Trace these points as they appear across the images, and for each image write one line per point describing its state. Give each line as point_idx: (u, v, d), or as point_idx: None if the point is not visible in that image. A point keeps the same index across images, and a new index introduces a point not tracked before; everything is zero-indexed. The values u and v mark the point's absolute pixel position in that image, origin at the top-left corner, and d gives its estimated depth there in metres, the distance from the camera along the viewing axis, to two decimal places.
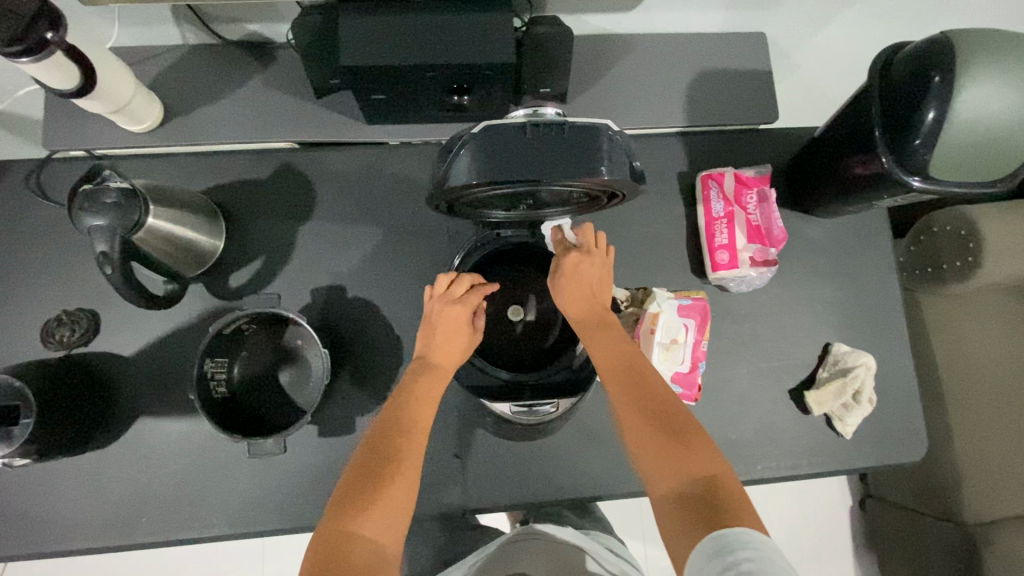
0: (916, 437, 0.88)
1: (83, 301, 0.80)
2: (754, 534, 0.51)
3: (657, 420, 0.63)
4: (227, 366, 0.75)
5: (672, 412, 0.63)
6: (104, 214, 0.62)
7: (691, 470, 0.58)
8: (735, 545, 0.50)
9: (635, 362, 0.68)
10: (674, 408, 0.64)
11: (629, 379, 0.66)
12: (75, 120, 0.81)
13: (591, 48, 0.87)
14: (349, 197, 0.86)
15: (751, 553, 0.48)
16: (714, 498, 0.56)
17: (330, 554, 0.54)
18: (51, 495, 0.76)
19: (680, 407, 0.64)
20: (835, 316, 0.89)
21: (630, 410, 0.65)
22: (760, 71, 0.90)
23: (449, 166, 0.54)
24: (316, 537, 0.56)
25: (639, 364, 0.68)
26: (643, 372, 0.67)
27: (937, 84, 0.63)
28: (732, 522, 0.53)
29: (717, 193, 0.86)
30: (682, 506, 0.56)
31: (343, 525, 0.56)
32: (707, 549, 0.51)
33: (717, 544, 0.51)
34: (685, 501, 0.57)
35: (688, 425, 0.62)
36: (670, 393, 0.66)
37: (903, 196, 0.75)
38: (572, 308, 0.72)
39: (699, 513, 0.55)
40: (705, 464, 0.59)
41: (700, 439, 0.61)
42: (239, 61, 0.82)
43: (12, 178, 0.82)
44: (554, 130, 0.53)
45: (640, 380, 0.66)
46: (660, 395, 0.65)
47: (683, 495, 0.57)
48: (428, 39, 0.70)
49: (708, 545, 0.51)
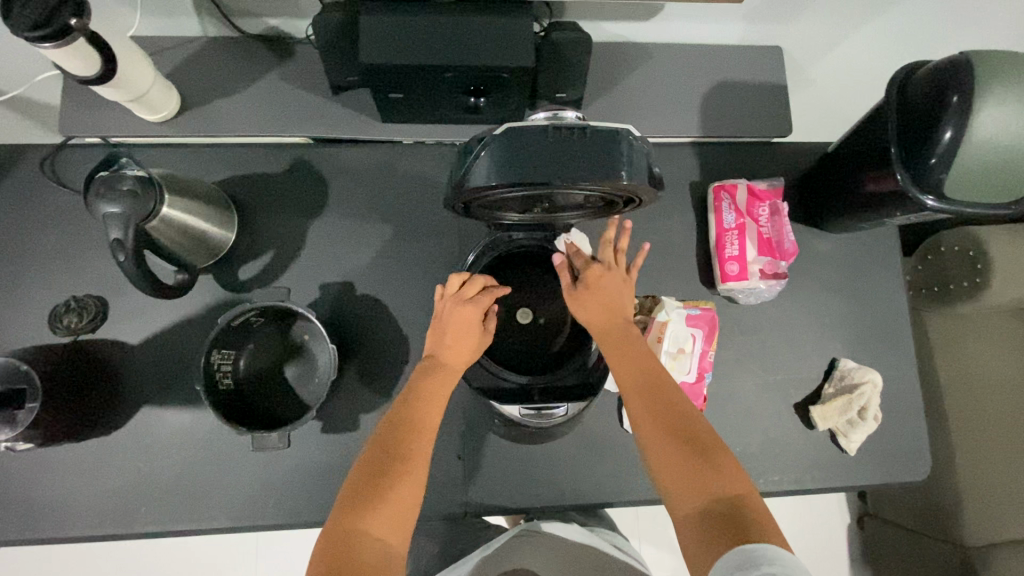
0: (920, 456, 0.87)
1: (93, 288, 0.80)
2: (783, 551, 0.50)
3: (680, 436, 0.62)
4: (233, 358, 0.75)
5: (695, 429, 0.63)
6: (119, 201, 0.62)
7: (714, 487, 0.58)
8: (762, 559, 0.48)
9: (655, 375, 0.67)
10: (696, 422, 0.63)
11: (650, 391, 0.66)
12: (92, 107, 0.81)
13: (608, 55, 0.87)
14: (361, 194, 0.86)
15: (778, 568, 0.47)
16: (738, 515, 0.55)
17: (342, 551, 0.54)
18: (52, 482, 0.76)
19: (703, 422, 0.64)
20: (842, 331, 0.89)
21: (653, 428, 0.63)
22: (774, 86, 0.90)
23: (469, 168, 0.55)
24: (326, 533, 0.56)
25: (661, 378, 0.67)
26: (662, 385, 0.66)
27: (955, 103, 0.63)
28: (759, 537, 0.52)
29: (729, 204, 0.86)
30: (705, 524, 0.55)
31: (351, 524, 0.56)
32: (732, 562, 0.50)
33: (745, 556, 0.50)
34: (708, 517, 0.56)
35: (709, 441, 0.62)
36: (690, 406, 0.65)
37: (916, 213, 0.75)
38: (591, 322, 0.72)
39: (725, 529, 0.54)
40: (728, 481, 0.58)
41: (723, 456, 0.60)
42: (257, 55, 0.83)
43: (27, 162, 0.82)
44: (574, 133, 0.53)
45: (662, 395, 0.65)
46: (683, 412, 0.64)
47: (706, 511, 0.56)
48: (448, 41, 0.70)
49: (734, 557, 0.50)
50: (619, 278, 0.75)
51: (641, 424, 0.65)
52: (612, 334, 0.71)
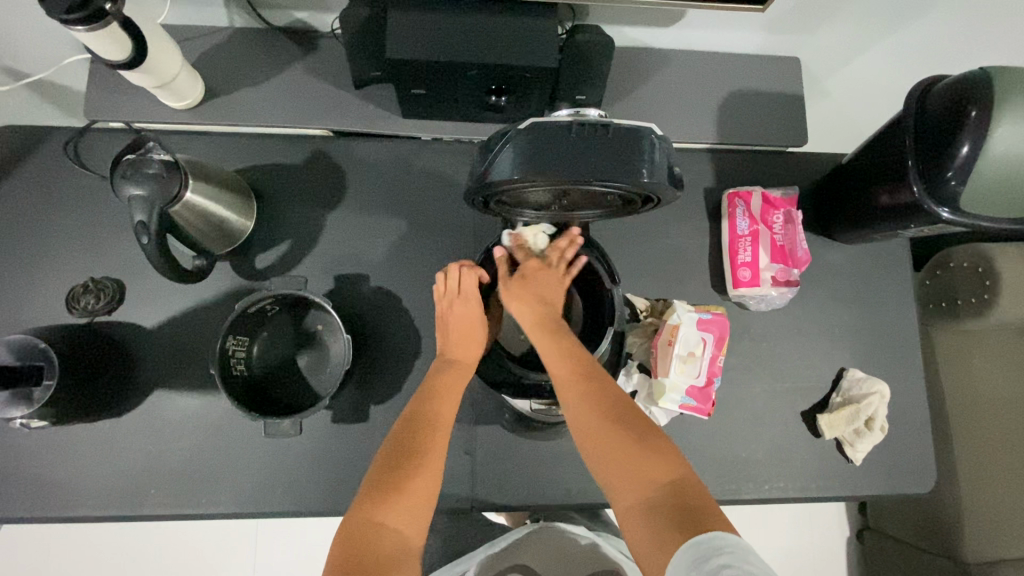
0: (925, 469, 0.88)
1: (112, 270, 0.81)
2: (729, 539, 0.50)
3: (617, 427, 0.63)
4: (247, 344, 0.76)
5: (633, 420, 0.64)
6: (144, 184, 0.64)
7: (657, 479, 0.58)
8: (712, 551, 0.49)
9: (589, 367, 0.68)
10: (633, 413, 0.64)
11: (586, 384, 0.66)
12: (119, 92, 0.82)
13: (628, 60, 0.88)
14: (379, 188, 0.87)
15: (728, 558, 0.47)
16: (684, 504, 0.56)
17: (361, 541, 0.56)
18: (62, 461, 0.76)
19: (639, 412, 0.65)
20: (851, 342, 0.90)
21: (589, 421, 0.64)
22: (791, 96, 0.91)
23: (492, 162, 0.55)
24: (344, 523, 0.58)
25: (594, 370, 0.68)
26: (595, 376, 0.67)
27: (972, 118, 0.64)
28: (706, 526, 0.53)
29: (743, 211, 0.86)
30: (651, 515, 0.56)
31: (371, 516, 0.58)
32: (686, 559, 0.50)
33: (697, 551, 0.50)
34: (654, 509, 0.56)
35: (647, 431, 0.63)
36: (624, 398, 0.66)
37: (930, 226, 0.75)
38: (529, 318, 0.74)
39: (672, 521, 0.54)
40: (668, 468, 0.59)
41: (662, 445, 0.61)
42: (283, 46, 0.84)
43: (51, 144, 0.83)
44: (598, 131, 0.53)
45: (597, 387, 0.66)
46: (620, 403, 0.65)
47: (651, 504, 0.57)
48: (472, 39, 0.71)
49: (686, 555, 0.50)
50: (555, 274, 0.77)
51: (578, 419, 0.65)
52: (546, 329, 0.72)
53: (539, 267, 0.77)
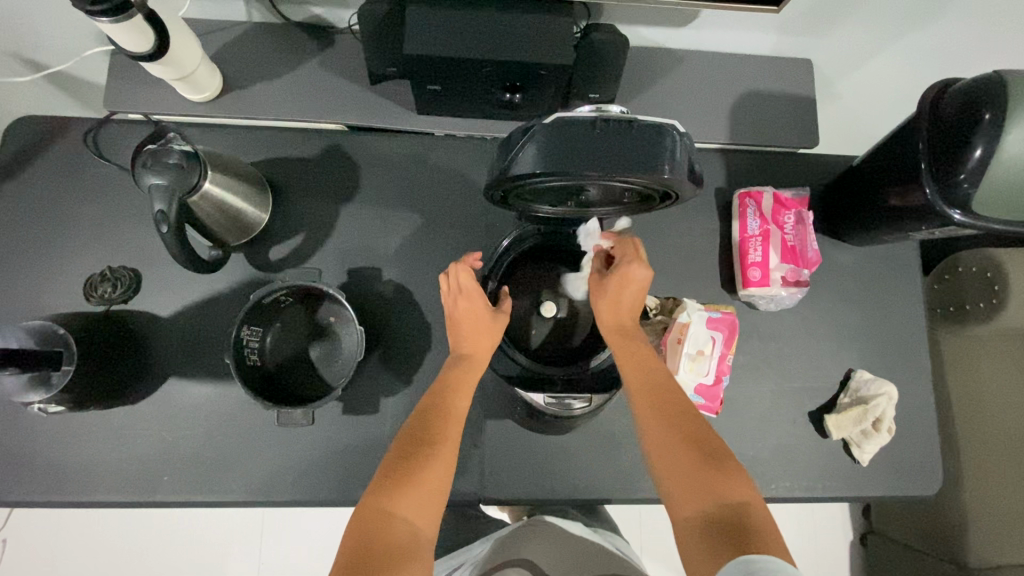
0: (932, 472, 0.88)
1: (128, 260, 0.82)
2: (785, 563, 0.49)
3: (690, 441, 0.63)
4: (261, 334, 0.77)
5: (703, 438, 0.63)
6: (165, 174, 0.64)
7: (719, 495, 0.58)
8: (763, 569, 0.48)
9: (667, 385, 0.68)
10: (706, 432, 0.64)
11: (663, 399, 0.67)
12: (137, 84, 0.83)
13: (641, 60, 0.89)
14: (393, 183, 0.88)
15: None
16: (743, 523, 0.55)
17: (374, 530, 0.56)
18: (77, 447, 0.77)
19: (713, 433, 0.64)
20: (860, 343, 0.90)
21: (659, 432, 0.65)
22: (803, 98, 0.92)
23: (514, 157, 0.56)
24: (357, 511, 0.59)
25: (674, 388, 0.68)
26: (672, 393, 0.68)
27: (987, 121, 0.64)
28: (762, 547, 0.51)
29: (753, 211, 0.87)
30: (707, 528, 0.55)
31: (383, 505, 0.58)
32: (734, 571, 0.49)
33: (746, 566, 0.49)
34: (713, 522, 0.55)
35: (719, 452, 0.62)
36: (701, 417, 0.66)
37: (941, 229, 0.75)
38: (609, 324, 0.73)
39: (730, 535, 0.54)
40: (735, 489, 0.58)
41: (731, 467, 0.60)
42: (299, 41, 0.85)
43: (71, 134, 0.84)
44: (620, 128, 0.54)
45: (672, 402, 0.67)
46: (692, 419, 0.65)
47: (711, 517, 0.56)
48: (489, 36, 0.72)
49: (734, 567, 0.49)
50: (639, 281, 0.73)
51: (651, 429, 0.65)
52: (627, 341, 0.72)
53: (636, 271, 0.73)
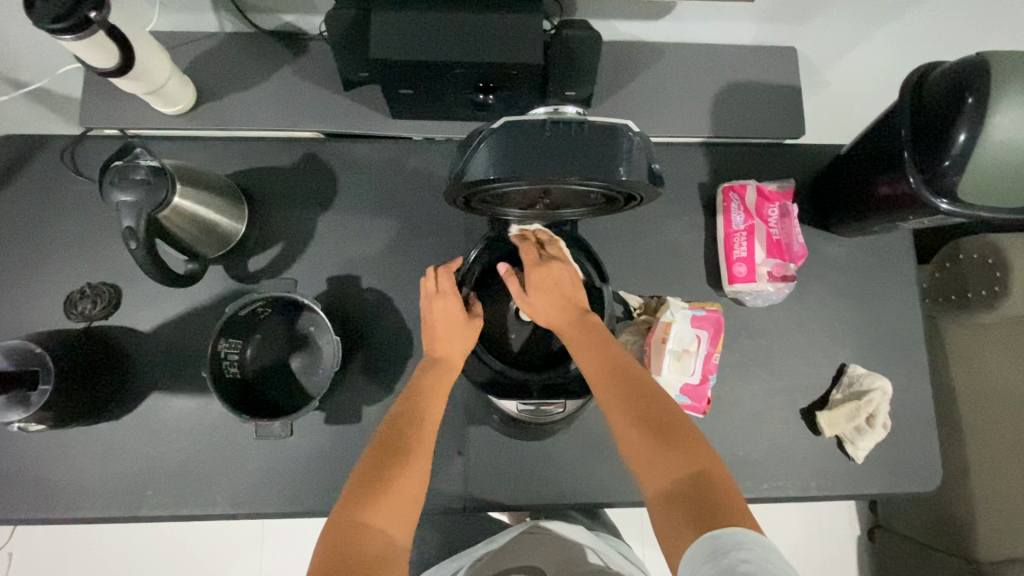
0: (931, 466, 0.85)
1: (107, 275, 0.82)
2: (752, 533, 0.49)
3: (641, 415, 0.60)
4: (240, 347, 0.77)
5: (664, 411, 0.60)
6: (132, 190, 0.64)
7: (679, 470, 0.56)
8: (730, 546, 0.48)
9: (617, 360, 0.65)
10: (661, 403, 0.61)
11: (613, 375, 0.64)
12: (111, 100, 0.83)
13: (619, 55, 0.87)
14: (370, 189, 0.87)
15: (747, 555, 0.46)
16: (704, 497, 0.54)
17: (344, 541, 0.55)
18: (63, 463, 0.78)
19: (669, 402, 0.62)
20: (852, 337, 0.88)
21: (615, 414, 0.62)
22: (787, 87, 0.89)
23: (468, 161, 0.55)
24: (330, 522, 0.58)
25: (625, 361, 0.65)
26: (621, 364, 0.65)
27: (969, 105, 0.62)
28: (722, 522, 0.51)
29: (737, 205, 0.85)
30: (674, 505, 0.54)
31: (355, 516, 0.57)
32: (703, 551, 0.49)
33: (712, 545, 0.49)
34: (677, 498, 0.54)
35: (680, 422, 0.60)
36: (656, 387, 0.63)
37: (929, 217, 0.73)
38: (546, 318, 0.71)
39: (692, 513, 0.53)
40: (694, 461, 0.56)
41: (692, 436, 0.58)
42: (271, 50, 0.84)
43: (49, 152, 0.84)
44: (573, 129, 0.53)
45: (623, 373, 0.64)
46: (648, 393, 0.62)
47: (675, 495, 0.55)
48: (455, 37, 0.71)
49: (702, 547, 0.49)
50: (564, 269, 0.72)
51: (607, 406, 0.63)
52: (573, 325, 0.70)
53: (559, 266, 0.72)
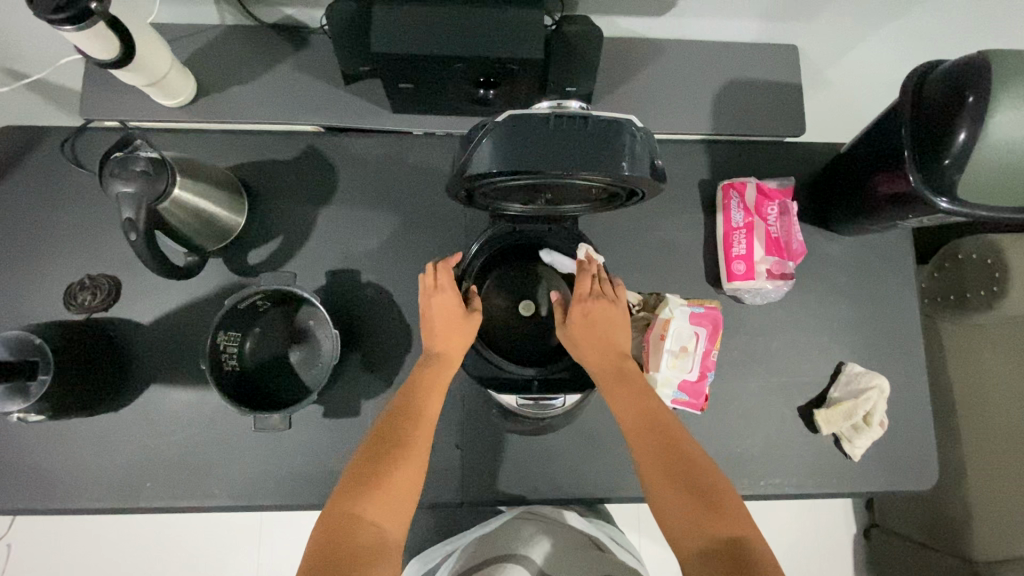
0: (927, 465, 0.86)
1: (107, 267, 0.82)
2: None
3: (680, 474, 0.62)
4: (239, 339, 0.77)
5: (705, 476, 0.62)
6: (133, 181, 0.64)
7: (717, 531, 0.58)
8: None
9: (660, 419, 0.67)
10: (701, 464, 0.64)
11: (655, 433, 0.66)
12: (111, 92, 0.83)
13: (620, 52, 0.87)
14: (370, 184, 0.87)
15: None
16: (743, 558, 0.55)
17: (339, 532, 0.56)
18: (61, 454, 0.78)
19: (708, 463, 0.64)
20: (850, 335, 0.88)
21: (655, 471, 0.64)
22: (788, 85, 0.89)
23: (471, 155, 0.55)
24: (325, 513, 0.58)
25: (667, 420, 0.67)
26: (664, 424, 0.67)
27: (970, 104, 0.62)
28: None
29: (737, 203, 0.85)
30: (713, 566, 0.56)
31: (350, 507, 0.58)
32: None
33: None
34: (714, 558, 0.56)
35: (721, 487, 0.61)
36: (695, 448, 0.65)
37: (928, 217, 0.73)
38: (589, 359, 0.72)
39: (729, 573, 0.54)
40: (732, 523, 0.58)
41: (733, 503, 0.60)
42: (272, 43, 0.84)
43: (48, 143, 0.84)
44: (576, 123, 0.53)
45: (663, 432, 0.66)
46: (689, 453, 0.64)
47: (712, 556, 0.56)
48: (456, 31, 0.70)
49: None
50: (617, 313, 0.73)
51: (647, 463, 0.65)
52: (618, 377, 0.70)
53: (613, 307, 0.73)
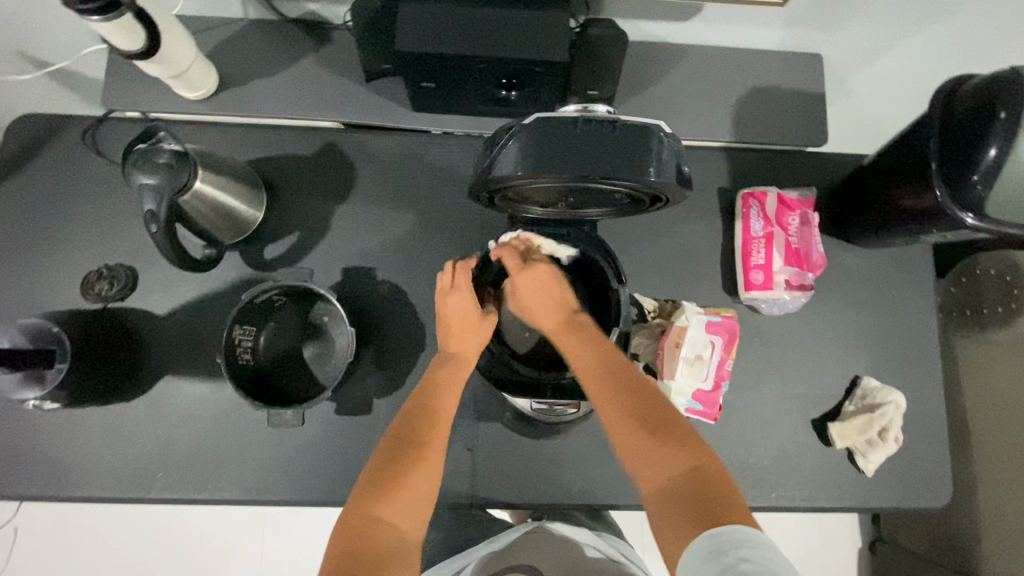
0: (941, 482, 0.85)
1: (125, 258, 0.83)
2: (750, 531, 0.48)
3: (635, 414, 0.61)
4: (254, 333, 0.77)
5: (662, 413, 0.60)
6: (156, 173, 0.64)
7: (673, 466, 0.56)
8: (730, 544, 0.47)
9: (612, 361, 0.66)
10: (657, 404, 0.62)
11: (607, 376, 0.64)
12: (134, 83, 0.83)
13: (643, 56, 0.86)
14: (387, 181, 0.87)
15: (747, 552, 0.46)
16: (700, 492, 0.53)
17: (359, 534, 0.55)
18: (74, 443, 0.78)
19: (664, 403, 0.62)
20: (867, 349, 0.87)
21: (612, 415, 0.62)
22: (811, 95, 0.89)
23: (497, 157, 0.55)
24: (344, 513, 0.58)
25: (620, 362, 0.66)
26: (617, 366, 0.65)
27: (1002, 120, 0.61)
28: (720, 515, 0.50)
29: (757, 212, 0.84)
30: (672, 500, 0.54)
31: (370, 509, 0.57)
32: (703, 550, 0.48)
33: (713, 543, 0.48)
34: (672, 492, 0.54)
35: (678, 424, 0.59)
36: (651, 389, 0.63)
37: (952, 232, 0.72)
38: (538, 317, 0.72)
39: (687, 509, 0.52)
40: (688, 457, 0.56)
41: (686, 435, 0.58)
42: (295, 38, 0.84)
43: (71, 133, 0.84)
44: (605, 127, 0.52)
45: (618, 375, 0.64)
46: (644, 394, 0.62)
47: (671, 491, 0.54)
48: (480, 31, 0.70)
49: (702, 544, 0.48)
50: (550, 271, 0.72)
51: (604, 407, 0.63)
52: (568, 329, 0.70)
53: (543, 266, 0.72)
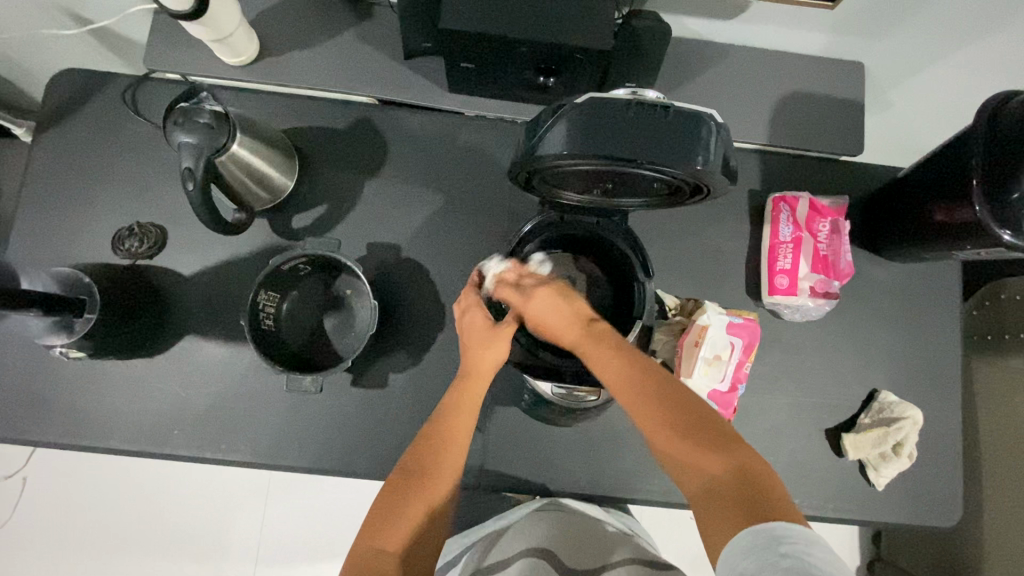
0: (951, 502, 0.84)
1: (156, 216, 0.84)
2: (797, 527, 0.47)
3: (667, 417, 0.60)
4: (278, 300, 0.78)
5: (693, 413, 0.60)
6: (194, 132, 0.65)
7: (712, 465, 0.55)
8: (774, 539, 0.46)
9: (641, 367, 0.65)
10: (690, 405, 0.61)
11: (637, 380, 0.64)
12: (177, 45, 0.84)
13: (684, 52, 0.86)
14: (419, 160, 0.87)
15: (791, 549, 0.45)
16: (742, 487, 0.52)
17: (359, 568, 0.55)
18: (95, 394, 0.79)
19: (698, 403, 0.61)
20: (887, 363, 0.86)
21: (644, 419, 0.62)
22: (850, 103, 0.88)
23: (542, 136, 0.55)
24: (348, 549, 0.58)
25: (648, 367, 0.65)
26: (647, 371, 0.65)
27: None
28: (769, 512, 0.49)
29: (787, 217, 0.84)
30: (713, 498, 0.53)
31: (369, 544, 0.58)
32: (744, 544, 0.47)
33: (758, 538, 0.47)
34: (714, 493, 0.54)
35: (713, 421, 0.59)
36: (683, 391, 0.63)
37: (990, 251, 0.70)
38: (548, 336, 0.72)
39: (731, 505, 0.52)
40: (726, 453, 0.56)
41: (721, 434, 0.58)
42: (338, 11, 0.84)
43: (112, 90, 0.85)
44: (656, 112, 0.52)
45: (645, 379, 0.64)
46: (675, 396, 0.62)
47: (713, 490, 0.54)
48: (525, 14, 0.70)
49: (745, 539, 0.48)
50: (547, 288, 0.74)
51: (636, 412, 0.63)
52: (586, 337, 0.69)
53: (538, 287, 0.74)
